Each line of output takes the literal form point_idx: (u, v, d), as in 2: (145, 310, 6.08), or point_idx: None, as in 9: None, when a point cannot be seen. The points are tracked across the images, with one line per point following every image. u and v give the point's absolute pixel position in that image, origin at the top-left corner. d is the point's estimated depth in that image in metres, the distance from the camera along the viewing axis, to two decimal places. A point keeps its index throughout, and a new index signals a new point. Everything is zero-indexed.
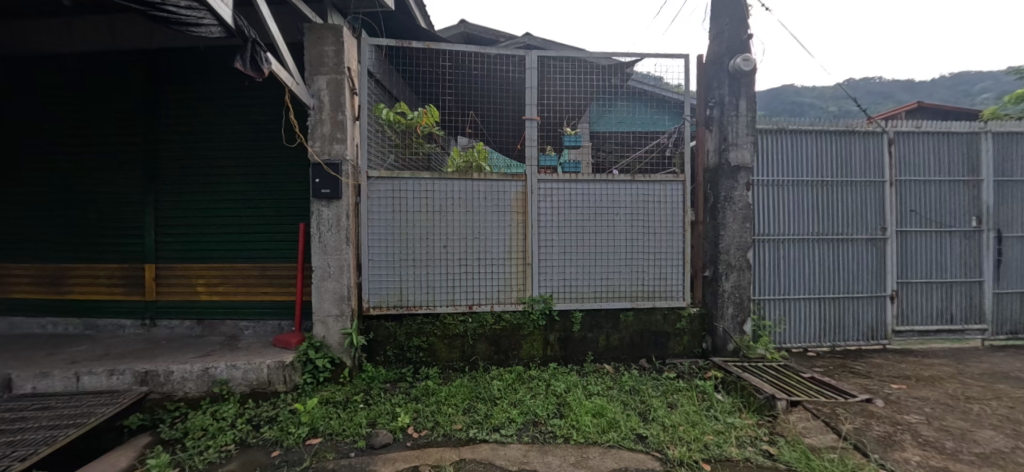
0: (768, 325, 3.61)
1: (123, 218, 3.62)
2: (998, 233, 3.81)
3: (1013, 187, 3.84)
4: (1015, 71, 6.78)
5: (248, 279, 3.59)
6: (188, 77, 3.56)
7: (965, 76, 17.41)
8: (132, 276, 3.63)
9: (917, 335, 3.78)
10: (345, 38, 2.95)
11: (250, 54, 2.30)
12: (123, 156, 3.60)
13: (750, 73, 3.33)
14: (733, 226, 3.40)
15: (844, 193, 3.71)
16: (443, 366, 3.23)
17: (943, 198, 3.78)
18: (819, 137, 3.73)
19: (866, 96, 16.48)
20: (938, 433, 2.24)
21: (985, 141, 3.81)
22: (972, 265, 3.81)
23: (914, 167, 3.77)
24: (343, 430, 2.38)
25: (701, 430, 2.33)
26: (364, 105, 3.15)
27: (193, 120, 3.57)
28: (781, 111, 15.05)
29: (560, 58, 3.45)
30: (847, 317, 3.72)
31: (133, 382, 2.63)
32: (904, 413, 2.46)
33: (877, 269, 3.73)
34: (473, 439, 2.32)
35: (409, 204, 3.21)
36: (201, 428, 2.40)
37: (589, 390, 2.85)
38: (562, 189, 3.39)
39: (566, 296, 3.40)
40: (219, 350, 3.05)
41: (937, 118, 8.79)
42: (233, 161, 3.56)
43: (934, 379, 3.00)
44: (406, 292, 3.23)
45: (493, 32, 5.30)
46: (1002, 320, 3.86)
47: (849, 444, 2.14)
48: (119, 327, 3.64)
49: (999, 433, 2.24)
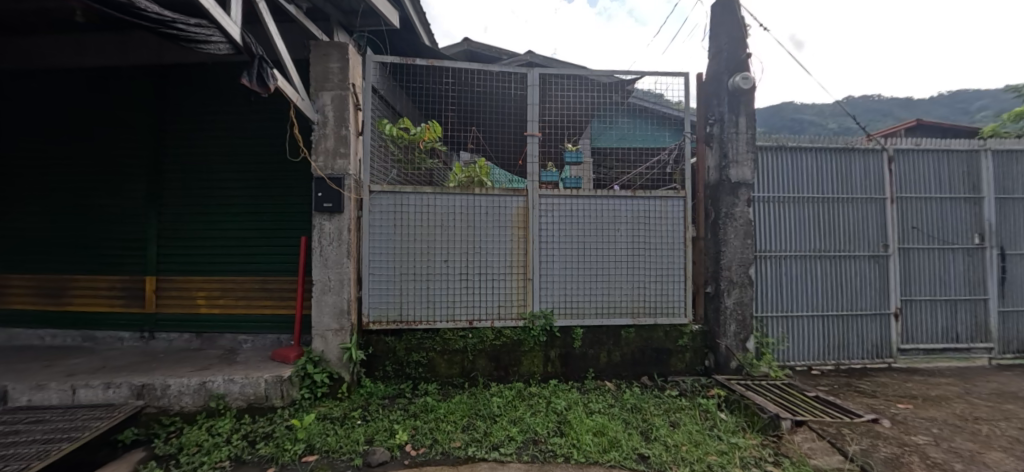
0: (771, 343, 3.57)
1: (126, 230, 3.64)
2: (1001, 250, 3.80)
3: (1014, 204, 3.84)
4: (1012, 89, 6.83)
5: (248, 292, 3.59)
6: (195, 92, 3.62)
7: (962, 94, 17.56)
8: (132, 288, 3.63)
9: (923, 354, 3.73)
10: (350, 55, 3.02)
11: (257, 70, 2.35)
12: (129, 169, 3.64)
13: (748, 92, 3.40)
14: (734, 242, 3.41)
15: (846, 210, 3.72)
16: (442, 382, 3.20)
17: (944, 216, 3.78)
18: (819, 154, 3.76)
19: (863, 114, 16.65)
20: (946, 455, 2.19)
21: (985, 159, 3.83)
22: (976, 282, 3.79)
23: (914, 185, 3.78)
24: (339, 447, 2.34)
25: (704, 450, 2.29)
26: (368, 120, 3.19)
27: (200, 134, 3.62)
28: (779, 128, 15.17)
29: (562, 76, 3.53)
30: (852, 335, 3.69)
31: (129, 395, 2.60)
32: (912, 434, 2.41)
33: (880, 286, 3.71)
34: (473, 457, 2.28)
35: (410, 218, 3.23)
36: (196, 443, 2.36)
37: (589, 408, 2.82)
38: (563, 204, 3.41)
39: (567, 312, 3.38)
40: (217, 363, 3.03)
41: (936, 134, 8.81)
42: (237, 175, 3.60)
43: (941, 399, 2.95)
44: (406, 307, 3.21)
45: (494, 50, 5.41)
46: (1009, 339, 3.81)
47: (856, 466, 2.10)
48: (118, 340, 3.62)
49: (1009, 455, 2.19)
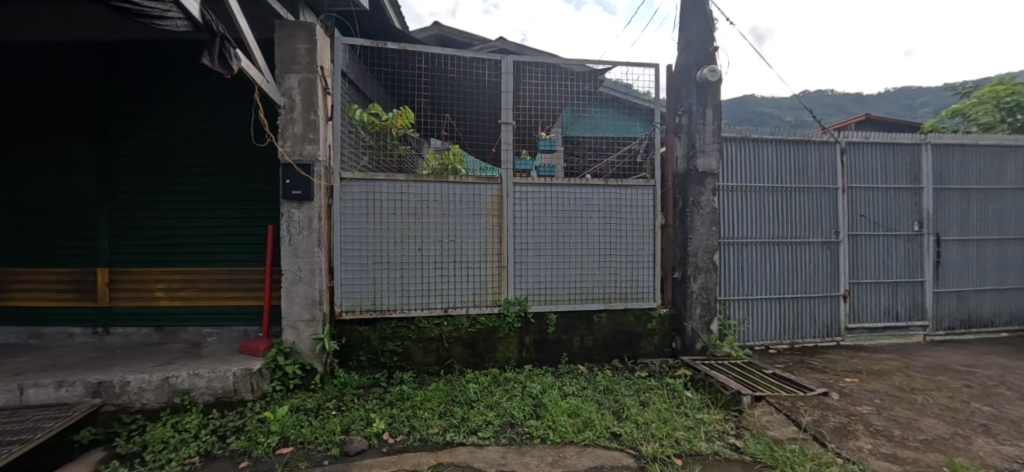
0: (732, 324, 3.78)
1: (73, 219, 3.38)
2: (937, 237, 4.16)
3: (948, 194, 4.21)
4: (951, 88, 7.35)
5: (212, 283, 3.44)
6: (148, 72, 3.37)
7: (907, 90, 18.78)
8: (82, 280, 3.39)
9: (867, 332, 4.07)
10: (318, 36, 2.90)
11: (219, 50, 2.22)
12: (75, 153, 3.37)
13: (715, 84, 3.54)
14: (701, 230, 3.56)
15: (801, 198, 3.96)
16: (417, 370, 3.21)
17: (888, 205, 4.09)
18: (779, 145, 3.96)
19: (818, 108, 17.56)
20: (886, 422, 2.43)
21: (924, 152, 4.16)
22: (915, 266, 4.14)
23: (864, 176, 4.06)
24: (315, 438, 2.32)
25: (673, 426, 2.43)
26: (337, 105, 3.10)
27: (154, 117, 3.39)
28: (742, 120, 15.72)
29: (536, 64, 3.51)
30: (805, 316, 3.96)
31: (85, 394, 2.46)
32: (857, 405, 2.65)
33: (831, 270, 3.99)
34: (451, 442, 2.32)
35: (384, 205, 3.17)
36: (162, 440, 2.27)
37: (564, 390, 2.91)
38: (537, 193, 3.45)
39: (541, 299, 3.45)
40: (182, 358, 2.90)
41: (882, 129, 9.41)
42: (196, 161, 3.40)
43: (883, 373, 3.23)
44: (380, 296, 3.18)
45: (465, 36, 5.29)
46: (940, 318, 4.21)
47: (809, 435, 2.30)
48: (68, 336, 3.39)
49: (939, 420, 2.46)
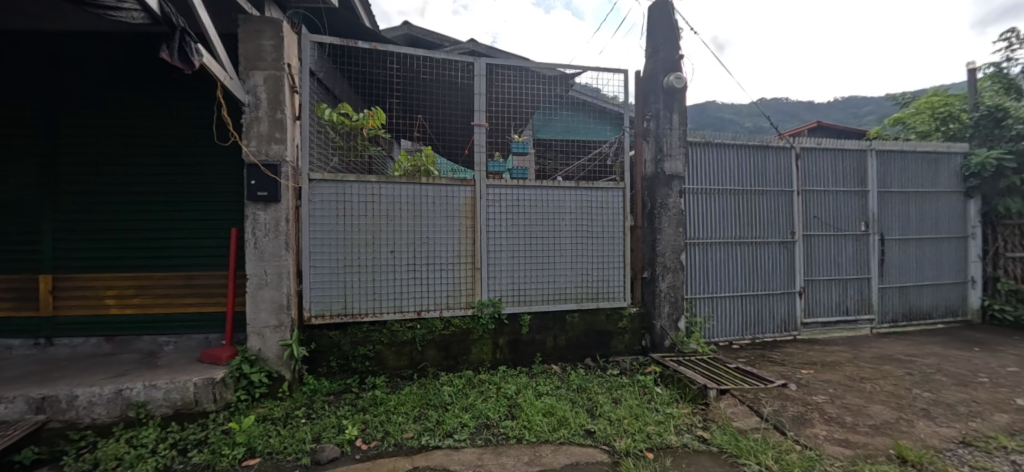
0: (699, 322, 3.94)
1: (9, 221, 3.11)
2: (881, 236, 4.49)
3: (890, 197, 4.56)
4: (891, 98, 7.96)
5: (168, 289, 3.26)
6: (98, 64, 3.16)
7: (854, 100, 20.14)
8: (19, 288, 3.12)
9: (820, 326, 4.34)
10: (285, 33, 2.82)
11: (179, 44, 2.11)
12: (12, 150, 3.11)
13: (681, 91, 3.69)
14: (668, 231, 3.70)
15: (761, 200, 4.18)
16: (390, 374, 3.16)
17: (839, 206, 4.39)
18: (740, 150, 4.17)
19: (775, 115, 18.54)
20: (839, 410, 2.60)
21: (870, 158, 4.49)
22: (862, 264, 4.45)
23: (817, 179, 4.34)
24: (284, 448, 2.25)
25: (644, 421, 2.51)
26: (305, 105, 3.01)
27: (104, 113, 3.17)
28: (707, 125, 16.36)
29: (507, 67, 3.55)
30: (765, 312, 4.18)
31: (26, 410, 2.27)
32: (813, 395, 2.82)
33: (788, 268, 4.23)
34: (426, 446, 2.30)
35: (354, 207, 3.10)
36: (115, 458, 2.12)
37: (538, 390, 2.95)
38: (510, 195, 3.47)
39: (515, 300, 3.47)
40: (136, 368, 2.73)
41: (833, 136, 10.04)
42: (151, 161, 3.21)
43: (835, 364, 3.46)
44: (351, 300, 3.11)
45: (437, 36, 5.26)
46: (884, 311, 4.55)
47: (770, 424, 2.43)
48: (4, 349, 3.12)
49: (885, 406, 2.66)
